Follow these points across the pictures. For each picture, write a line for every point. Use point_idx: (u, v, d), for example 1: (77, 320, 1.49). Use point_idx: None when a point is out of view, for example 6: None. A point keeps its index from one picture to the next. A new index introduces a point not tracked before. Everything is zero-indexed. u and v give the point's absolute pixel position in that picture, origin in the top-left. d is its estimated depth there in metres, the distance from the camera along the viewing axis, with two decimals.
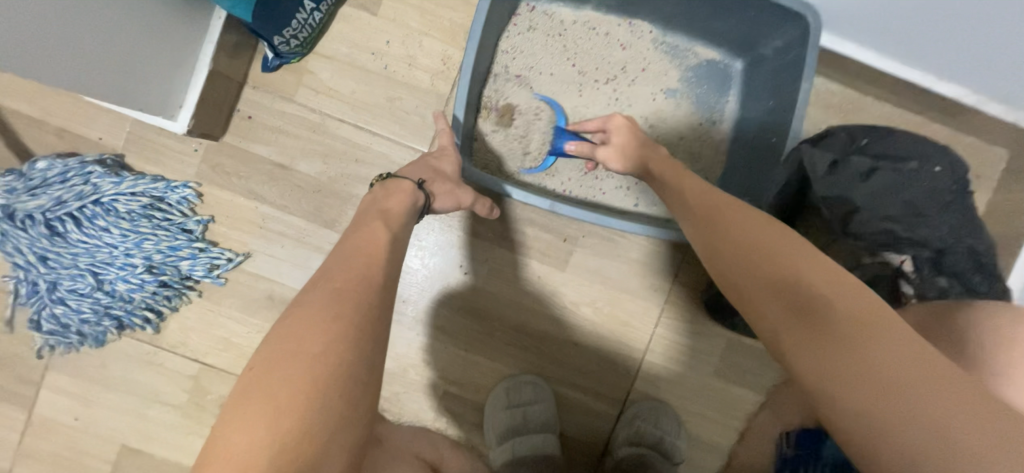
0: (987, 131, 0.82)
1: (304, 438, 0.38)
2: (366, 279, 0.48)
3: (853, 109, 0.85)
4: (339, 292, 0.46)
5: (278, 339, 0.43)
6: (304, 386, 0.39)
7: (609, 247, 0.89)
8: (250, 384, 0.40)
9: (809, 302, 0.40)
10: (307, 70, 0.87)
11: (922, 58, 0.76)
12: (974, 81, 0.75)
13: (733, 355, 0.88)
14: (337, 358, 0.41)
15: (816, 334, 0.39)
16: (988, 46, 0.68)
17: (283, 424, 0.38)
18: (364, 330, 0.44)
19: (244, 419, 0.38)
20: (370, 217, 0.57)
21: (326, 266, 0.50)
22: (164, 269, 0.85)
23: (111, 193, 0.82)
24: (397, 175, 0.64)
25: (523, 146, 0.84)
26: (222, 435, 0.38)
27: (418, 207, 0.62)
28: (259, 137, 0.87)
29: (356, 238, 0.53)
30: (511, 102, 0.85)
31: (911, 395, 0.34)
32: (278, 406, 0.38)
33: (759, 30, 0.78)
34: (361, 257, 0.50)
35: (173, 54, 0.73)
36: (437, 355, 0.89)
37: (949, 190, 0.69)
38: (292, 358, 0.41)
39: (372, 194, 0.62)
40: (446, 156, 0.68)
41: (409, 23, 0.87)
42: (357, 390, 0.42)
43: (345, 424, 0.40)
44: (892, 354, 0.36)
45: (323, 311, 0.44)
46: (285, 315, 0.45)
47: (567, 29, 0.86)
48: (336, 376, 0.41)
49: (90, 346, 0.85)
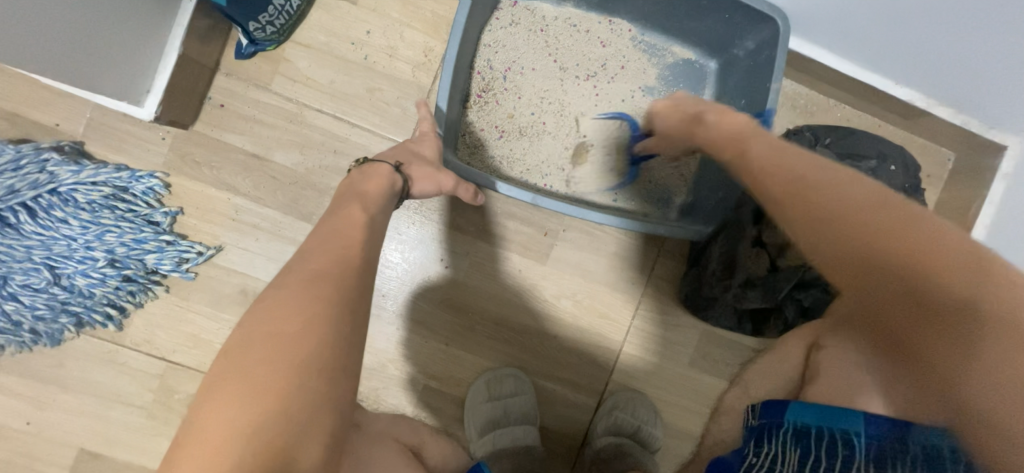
0: (938, 134, 0.88)
1: (283, 418, 0.37)
2: (345, 261, 0.48)
3: (817, 110, 0.91)
4: (313, 274, 0.45)
5: (255, 320, 0.42)
6: (282, 367, 0.39)
7: (589, 241, 0.90)
8: (225, 368, 0.39)
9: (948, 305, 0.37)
10: (283, 58, 0.85)
11: (879, 63, 0.81)
12: (929, 85, 0.81)
13: (706, 344, 0.92)
14: (315, 338, 0.41)
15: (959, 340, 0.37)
16: (936, 51, 0.74)
17: (261, 405, 0.37)
18: (341, 312, 0.43)
19: (221, 402, 0.38)
20: (350, 200, 0.57)
21: (307, 248, 0.49)
22: (127, 263, 0.81)
23: (69, 182, 0.78)
24: (373, 160, 0.64)
25: (605, 169, 0.86)
26: (198, 419, 0.37)
27: (395, 189, 0.62)
28: (232, 125, 0.84)
29: (341, 220, 0.53)
30: (583, 139, 0.87)
31: None
32: (255, 388, 0.38)
33: (733, 32, 0.81)
34: (346, 240, 0.50)
35: (138, 35, 0.70)
36: (417, 349, 0.88)
37: (904, 188, 0.77)
38: (268, 340, 0.40)
39: (349, 177, 0.62)
40: (425, 141, 0.68)
41: (390, 14, 0.86)
42: (337, 370, 0.41)
43: (325, 405, 0.40)
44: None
45: (301, 294, 0.43)
46: (259, 299, 0.43)
47: (549, 25, 0.88)
48: (314, 356, 0.40)
49: (45, 345, 0.81)
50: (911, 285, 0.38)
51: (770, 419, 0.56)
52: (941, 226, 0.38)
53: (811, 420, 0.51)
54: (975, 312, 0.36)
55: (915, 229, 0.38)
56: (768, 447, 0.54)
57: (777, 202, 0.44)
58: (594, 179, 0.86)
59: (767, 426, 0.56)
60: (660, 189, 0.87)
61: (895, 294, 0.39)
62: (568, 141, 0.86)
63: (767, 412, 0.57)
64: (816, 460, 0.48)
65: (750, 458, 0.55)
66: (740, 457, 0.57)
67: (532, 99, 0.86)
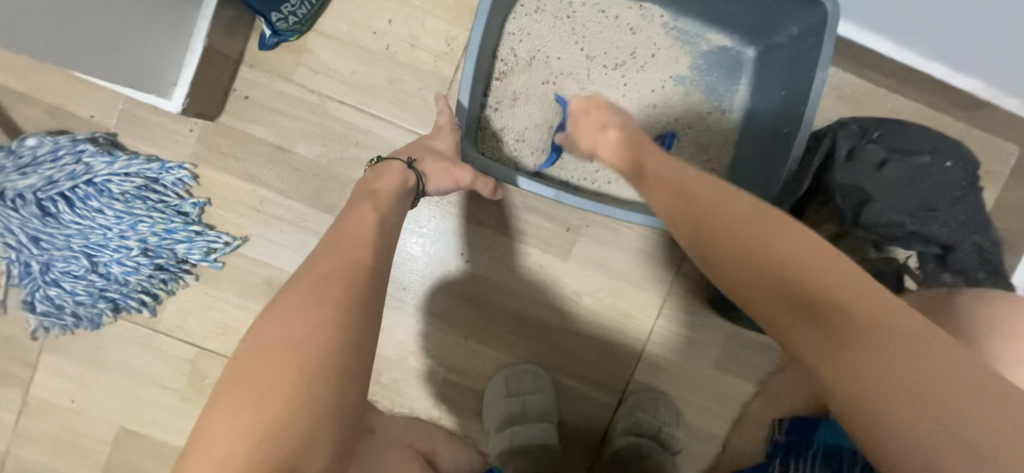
0: (1001, 126, 0.81)
1: (292, 424, 0.38)
2: (353, 263, 0.48)
3: (864, 99, 0.83)
4: (325, 277, 0.45)
5: (265, 327, 0.42)
6: (290, 372, 0.39)
7: (612, 237, 0.88)
8: (235, 374, 0.40)
9: (820, 304, 0.37)
10: (306, 48, 0.84)
11: (937, 50, 0.74)
12: (992, 75, 0.74)
13: (732, 346, 0.88)
14: (323, 344, 0.41)
15: (833, 344, 0.36)
16: (1003, 41, 0.67)
17: (267, 409, 0.38)
18: (352, 315, 0.44)
19: (230, 406, 0.38)
20: (360, 199, 0.56)
21: (319, 252, 0.49)
22: (159, 252, 0.83)
23: (104, 173, 0.80)
24: (389, 158, 0.64)
25: (537, 141, 0.83)
26: (208, 424, 0.38)
27: (409, 187, 0.61)
28: (257, 117, 0.85)
29: (349, 220, 0.53)
30: (553, 119, 0.83)
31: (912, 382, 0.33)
32: (261, 393, 0.38)
33: (774, 17, 0.76)
34: (357, 240, 0.50)
35: (165, 28, 0.70)
36: (437, 342, 0.89)
37: (961, 186, 0.72)
38: (276, 345, 0.41)
39: (365, 177, 0.62)
40: (442, 136, 0.67)
41: (412, 2, 0.84)
42: (346, 375, 0.41)
43: (333, 410, 0.40)
44: (918, 356, 0.34)
45: (311, 297, 0.43)
46: (269, 306, 0.44)
47: (575, 11, 0.84)
48: (321, 362, 0.40)
49: (86, 328, 0.85)
50: (781, 284, 0.40)
51: (799, 438, 0.64)
52: (804, 238, 0.42)
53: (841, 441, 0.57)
54: (840, 309, 0.37)
55: (783, 238, 0.42)
56: (799, 465, 0.60)
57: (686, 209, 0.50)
58: (586, 169, 0.84)
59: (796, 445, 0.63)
60: None
61: (770, 299, 0.40)
62: (544, 109, 0.83)
63: (795, 432, 0.66)
64: None
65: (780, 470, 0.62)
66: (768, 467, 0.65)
67: (543, 89, 0.83)
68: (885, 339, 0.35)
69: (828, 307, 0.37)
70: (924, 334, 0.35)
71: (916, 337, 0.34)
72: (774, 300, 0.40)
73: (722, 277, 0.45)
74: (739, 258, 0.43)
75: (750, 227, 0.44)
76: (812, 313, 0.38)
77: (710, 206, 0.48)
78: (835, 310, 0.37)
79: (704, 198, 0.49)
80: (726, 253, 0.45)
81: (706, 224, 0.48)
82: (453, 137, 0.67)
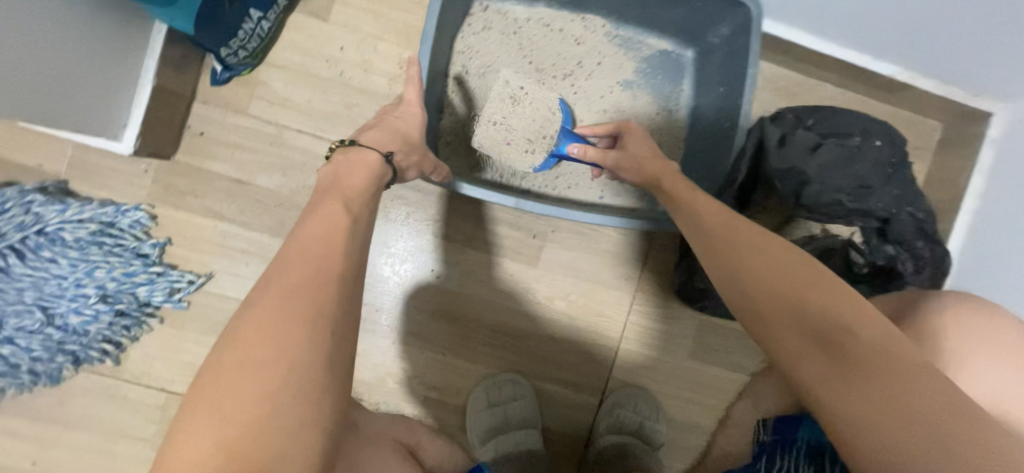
0: (923, 105, 0.88)
1: (259, 447, 0.36)
2: (318, 271, 0.45)
3: (800, 91, 0.90)
4: (293, 288, 0.43)
5: (229, 344, 0.40)
6: (253, 392, 0.38)
7: (577, 240, 0.90)
8: (197, 397, 0.38)
9: (832, 333, 0.40)
10: (258, 81, 0.85)
11: (858, 40, 0.80)
12: (908, 58, 0.80)
13: (705, 335, 0.91)
14: (289, 360, 0.39)
15: (839, 368, 0.39)
16: (915, 24, 0.73)
17: (229, 434, 0.36)
18: (317, 326, 0.42)
19: (193, 433, 0.37)
20: (329, 197, 0.54)
21: (281, 258, 0.47)
22: (119, 298, 0.81)
23: (55, 222, 0.78)
24: (360, 145, 0.61)
25: (532, 141, 0.80)
26: (167, 454, 0.36)
27: (383, 180, 0.60)
28: (213, 153, 0.84)
29: (313, 220, 0.50)
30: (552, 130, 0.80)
31: (909, 407, 0.36)
32: (227, 415, 0.37)
33: (706, 19, 0.81)
34: (317, 245, 0.47)
35: (111, 71, 0.70)
36: (416, 361, 0.88)
37: (891, 163, 0.77)
38: (238, 365, 0.39)
39: (331, 166, 0.59)
40: (408, 116, 0.67)
41: (362, 28, 0.86)
42: (313, 390, 0.39)
43: (304, 430, 0.38)
44: (912, 383, 0.37)
45: (275, 311, 0.42)
46: (232, 320, 0.42)
47: (521, 27, 0.87)
48: (290, 377, 0.39)
49: (45, 384, 0.81)
50: (800, 313, 0.42)
51: (783, 436, 0.66)
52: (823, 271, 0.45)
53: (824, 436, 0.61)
54: (851, 335, 0.40)
55: (805, 270, 0.45)
56: (781, 463, 0.64)
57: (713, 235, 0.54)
58: (552, 176, 0.86)
59: (780, 442, 0.66)
60: None
61: (788, 326, 0.43)
62: (545, 115, 0.81)
63: (780, 428, 0.67)
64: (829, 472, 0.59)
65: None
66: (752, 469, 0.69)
67: (538, 103, 0.81)
68: (891, 370, 0.38)
69: (841, 334, 0.40)
70: (927, 373, 0.37)
71: (921, 376, 0.37)
72: (789, 325, 0.43)
73: (740, 302, 0.48)
74: (761, 286, 0.46)
75: (778, 261, 0.47)
76: (824, 342, 0.41)
77: (735, 237, 0.52)
78: (846, 337, 0.40)
79: (731, 233, 0.52)
80: (748, 280, 0.47)
81: (730, 252, 0.51)
82: (420, 114, 0.68)
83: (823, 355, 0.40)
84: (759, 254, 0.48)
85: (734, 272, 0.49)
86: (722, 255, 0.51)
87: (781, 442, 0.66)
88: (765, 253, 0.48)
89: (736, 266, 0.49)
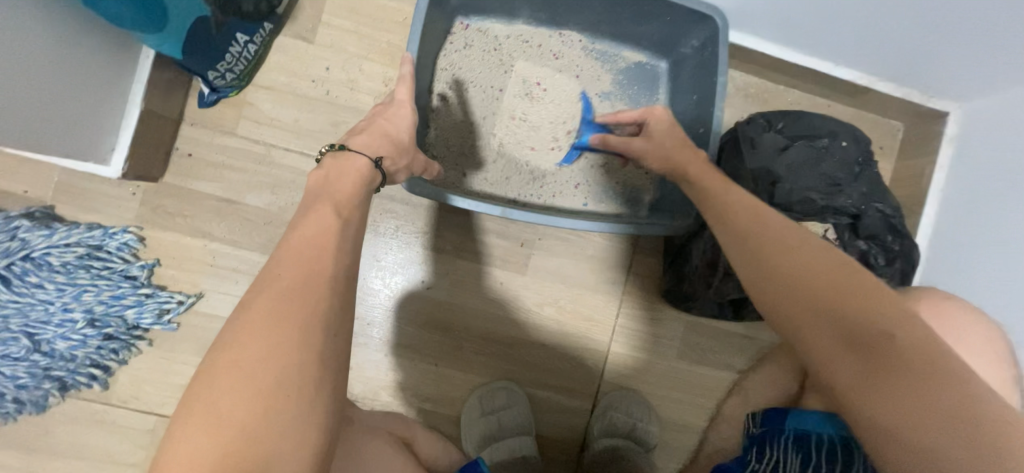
0: (885, 107, 0.93)
1: (252, 445, 0.38)
2: (311, 273, 0.46)
3: (769, 97, 0.94)
4: (284, 292, 0.44)
5: (222, 347, 0.42)
6: (245, 393, 0.39)
7: (564, 247, 0.92)
8: (192, 398, 0.40)
9: (870, 338, 0.41)
10: (245, 102, 0.87)
11: (819, 49, 0.85)
12: (866, 64, 0.85)
13: (692, 335, 0.93)
14: (281, 362, 0.41)
15: (874, 372, 0.40)
16: (873, 33, 0.77)
17: (222, 433, 0.38)
18: (309, 328, 0.43)
19: (188, 433, 0.38)
20: (321, 200, 0.54)
21: (273, 262, 0.48)
22: (107, 321, 0.80)
23: (42, 247, 0.78)
24: (350, 148, 0.61)
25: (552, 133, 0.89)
26: (166, 449, 0.39)
27: (372, 184, 0.60)
28: (202, 174, 0.85)
29: (306, 223, 0.51)
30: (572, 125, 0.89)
31: (943, 411, 0.37)
32: (220, 416, 0.39)
33: (676, 32, 0.85)
34: (309, 247, 0.48)
35: (98, 97, 0.71)
36: (409, 373, 0.89)
37: (858, 162, 0.81)
38: (232, 367, 0.41)
39: (321, 169, 0.59)
40: (398, 117, 0.67)
41: (347, 49, 0.88)
42: (306, 389, 0.41)
43: (296, 429, 0.40)
44: (947, 388, 0.37)
45: (266, 315, 0.43)
46: (226, 322, 0.43)
47: (501, 44, 0.90)
48: (281, 379, 0.40)
49: (30, 413, 0.80)
50: (836, 316, 0.43)
51: (771, 427, 0.68)
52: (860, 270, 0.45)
53: (810, 426, 0.63)
54: (888, 339, 0.40)
55: (841, 267, 0.45)
56: (771, 454, 0.66)
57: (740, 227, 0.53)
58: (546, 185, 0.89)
59: (768, 433, 0.68)
60: (627, 189, 0.90)
61: (823, 329, 0.43)
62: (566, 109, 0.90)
63: (767, 420, 0.69)
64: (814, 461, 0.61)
65: (752, 463, 0.68)
66: (744, 462, 0.69)
67: (559, 98, 0.90)
68: (928, 376, 0.38)
69: (878, 339, 0.41)
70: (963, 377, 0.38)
71: (957, 380, 0.38)
72: (824, 328, 0.43)
73: (767, 302, 0.48)
74: (793, 283, 0.45)
75: (812, 255, 0.46)
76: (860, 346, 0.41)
77: (762, 230, 0.51)
78: (882, 342, 0.40)
79: (759, 226, 0.51)
80: (777, 279, 0.47)
81: (759, 245, 0.50)
82: (410, 115, 0.67)
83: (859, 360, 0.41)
84: (791, 249, 0.48)
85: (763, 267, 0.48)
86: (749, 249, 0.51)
87: (769, 432, 0.68)
88: (797, 247, 0.48)
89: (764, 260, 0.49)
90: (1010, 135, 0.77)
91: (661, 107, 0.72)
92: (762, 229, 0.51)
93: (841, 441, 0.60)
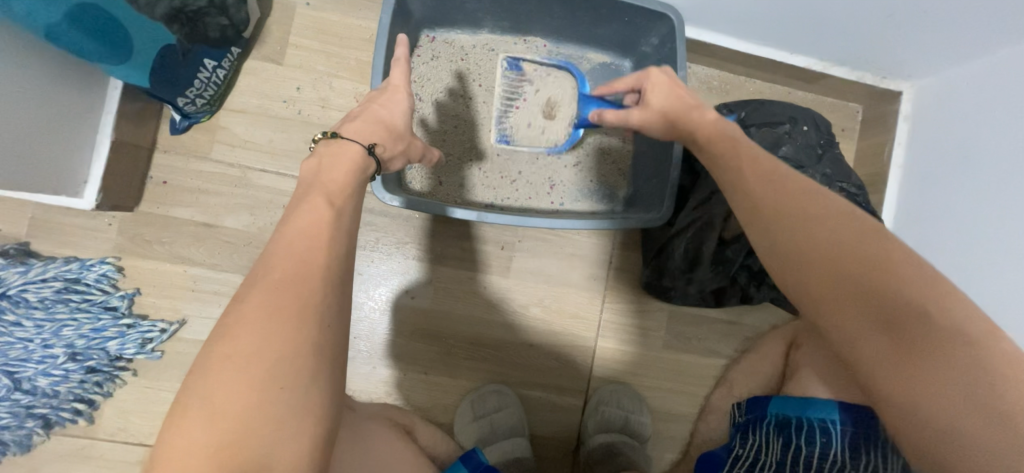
0: (842, 91, 0.96)
1: (247, 434, 0.40)
2: (301, 267, 0.47)
3: (731, 88, 0.98)
4: (277, 283, 0.46)
5: (217, 340, 0.43)
6: (239, 385, 0.41)
7: (545, 247, 0.93)
8: (187, 391, 0.41)
9: (897, 317, 0.44)
10: (218, 126, 0.87)
11: (773, 39, 0.88)
12: (820, 51, 0.88)
13: (677, 325, 0.95)
14: (274, 351, 0.42)
15: (899, 349, 0.44)
16: (821, 22, 0.81)
17: (219, 425, 0.40)
18: (304, 317, 0.44)
19: (183, 424, 0.40)
20: (311, 192, 0.55)
21: (263, 257, 0.49)
22: (89, 355, 0.80)
23: (18, 284, 0.77)
24: (344, 136, 0.62)
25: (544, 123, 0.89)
26: (162, 443, 0.40)
27: (368, 173, 0.62)
28: (179, 200, 0.86)
29: (296, 217, 0.51)
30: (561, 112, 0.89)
31: (961, 382, 0.41)
32: (213, 407, 0.40)
33: (637, 31, 0.87)
34: (305, 238, 0.49)
35: (68, 130, 0.72)
36: (400, 382, 0.89)
37: (820, 144, 0.84)
38: (227, 360, 0.42)
39: (313, 159, 0.60)
40: (393, 103, 0.67)
41: (317, 68, 0.90)
42: (299, 380, 0.43)
43: (291, 418, 0.42)
44: (968, 361, 0.41)
45: (261, 307, 0.44)
46: (223, 314, 0.44)
47: (468, 54, 0.92)
48: (272, 370, 0.42)
49: (15, 454, 0.79)
50: (867, 300, 0.45)
51: (755, 415, 0.69)
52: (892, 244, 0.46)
53: (792, 411, 0.65)
54: (918, 318, 0.43)
55: (875, 245, 0.46)
56: (755, 438, 0.68)
57: (761, 207, 0.53)
58: (533, 189, 0.91)
59: (752, 420, 0.69)
60: (603, 186, 0.92)
61: (854, 311, 0.46)
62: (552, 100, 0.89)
63: (750, 408, 0.71)
64: (796, 446, 0.62)
65: (736, 449, 0.70)
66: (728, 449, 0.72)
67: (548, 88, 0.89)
68: (950, 350, 0.42)
69: (907, 320, 0.43)
70: (984, 348, 0.41)
71: (978, 352, 0.41)
72: (852, 310, 0.46)
73: (795, 288, 0.50)
74: (822, 268, 0.47)
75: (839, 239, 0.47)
76: (889, 326, 0.44)
77: (787, 210, 0.51)
78: (911, 321, 0.43)
79: (779, 202, 0.52)
80: (800, 264, 0.49)
81: (781, 228, 0.51)
82: (405, 101, 0.68)
83: (887, 339, 0.44)
84: (823, 231, 0.48)
85: (792, 256, 0.50)
86: (775, 235, 0.52)
87: (752, 421, 0.69)
88: (819, 228, 0.48)
89: (793, 248, 0.50)
90: (961, 113, 0.81)
91: (657, 69, 0.70)
92: (783, 210, 0.52)
93: (818, 423, 0.62)
